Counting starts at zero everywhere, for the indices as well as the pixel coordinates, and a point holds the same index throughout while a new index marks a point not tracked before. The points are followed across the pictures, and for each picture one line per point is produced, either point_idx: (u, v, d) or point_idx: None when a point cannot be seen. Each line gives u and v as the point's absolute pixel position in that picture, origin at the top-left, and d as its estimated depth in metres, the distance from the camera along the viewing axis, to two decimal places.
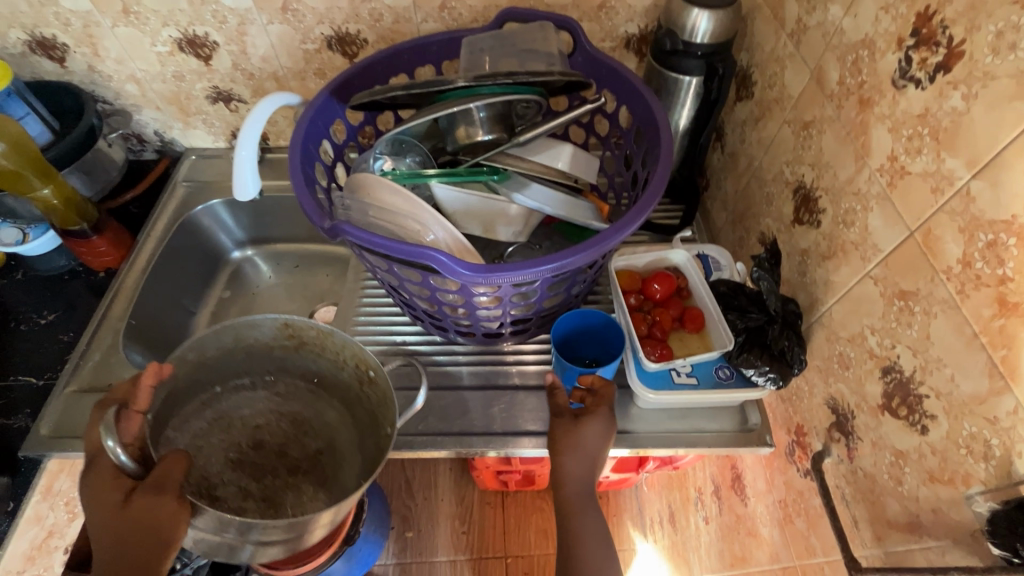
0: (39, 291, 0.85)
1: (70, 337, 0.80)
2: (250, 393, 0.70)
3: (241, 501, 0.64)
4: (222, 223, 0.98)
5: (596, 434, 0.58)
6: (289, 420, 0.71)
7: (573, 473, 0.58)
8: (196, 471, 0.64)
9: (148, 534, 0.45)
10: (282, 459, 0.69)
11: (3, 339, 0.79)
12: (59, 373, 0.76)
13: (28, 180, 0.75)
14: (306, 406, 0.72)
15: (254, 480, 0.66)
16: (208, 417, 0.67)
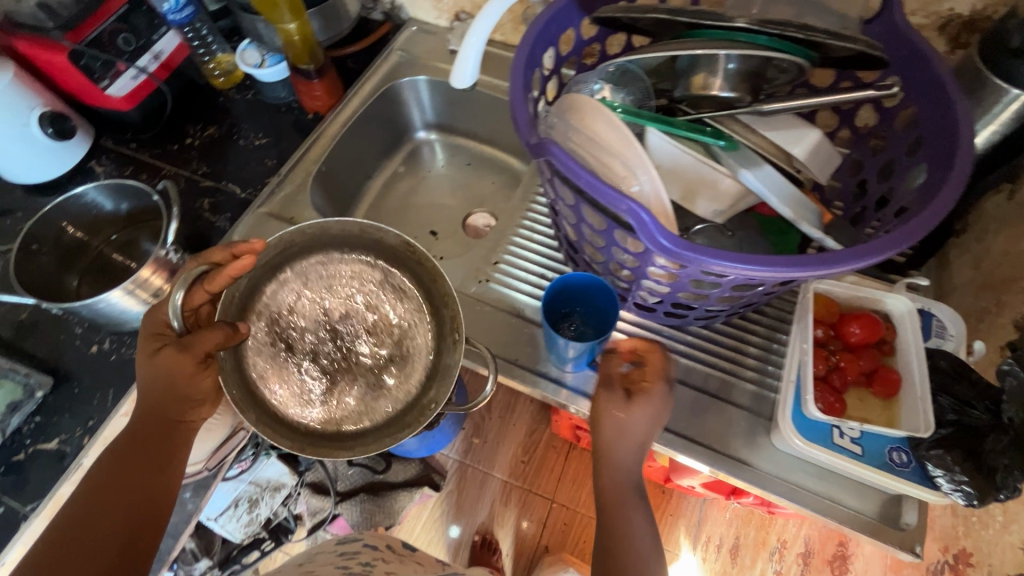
0: (259, 113, 0.94)
1: (272, 163, 0.89)
2: (367, 270, 0.72)
3: (301, 372, 0.67)
4: (419, 101, 1.00)
5: (611, 409, 0.56)
6: (388, 323, 0.72)
7: (601, 460, 0.57)
8: (284, 317, 0.69)
9: (194, 400, 0.60)
10: (357, 352, 0.70)
11: (225, 148, 0.91)
12: (257, 192, 0.85)
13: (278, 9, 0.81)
14: (409, 316, 0.72)
15: (323, 359, 0.69)
16: (286, 283, 0.69)
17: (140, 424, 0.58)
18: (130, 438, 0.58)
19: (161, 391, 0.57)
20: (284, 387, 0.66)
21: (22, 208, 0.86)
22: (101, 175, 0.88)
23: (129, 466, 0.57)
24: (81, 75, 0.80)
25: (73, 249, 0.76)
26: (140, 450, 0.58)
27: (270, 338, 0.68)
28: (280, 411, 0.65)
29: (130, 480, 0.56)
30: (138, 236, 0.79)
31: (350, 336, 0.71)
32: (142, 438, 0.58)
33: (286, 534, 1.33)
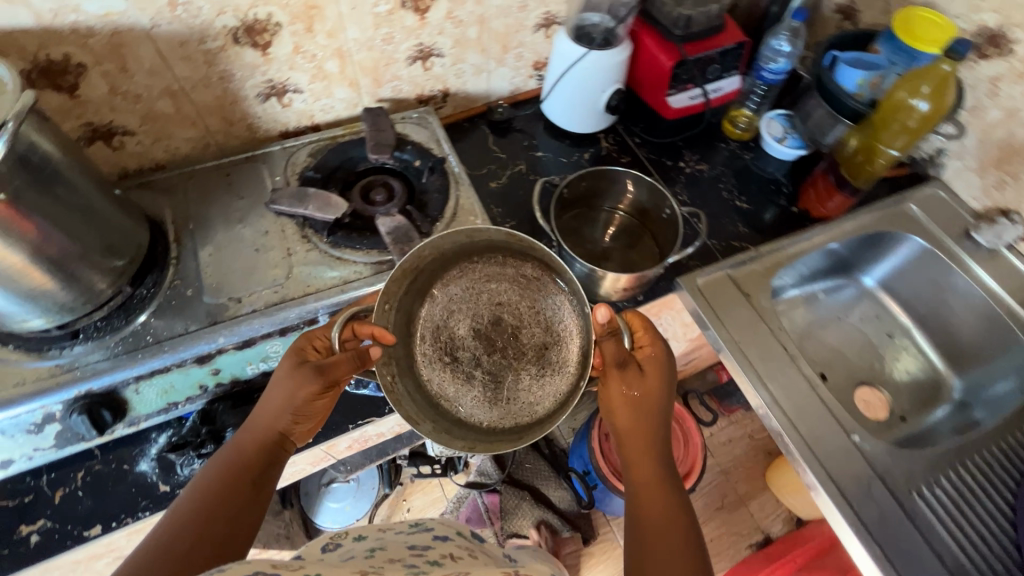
0: (748, 177, 0.96)
1: (743, 229, 0.90)
2: (497, 267, 0.68)
3: (472, 367, 0.67)
4: (895, 256, 0.93)
5: (652, 387, 0.61)
6: (529, 304, 0.68)
7: (634, 440, 0.60)
8: (444, 329, 0.68)
9: (300, 420, 0.59)
10: (517, 341, 0.68)
11: (706, 189, 0.95)
12: (720, 248, 0.87)
13: (895, 133, 0.83)
14: (540, 297, 0.68)
15: (485, 354, 0.67)
16: (439, 304, 0.68)
17: (252, 444, 0.57)
18: (234, 455, 0.55)
19: (298, 410, 0.58)
20: (464, 387, 0.66)
21: (535, 138, 1.00)
22: (601, 150, 0.99)
23: (230, 483, 0.53)
24: (667, 79, 0.89)
25: (575, 203, 0.88)
26: (245, 468, 0.54)
27: (438, 350, 0.67)
28: (462, 419, 0.65)
29: (236, 497, 0.51)
30: (614, 223, 0.89)
31: (502, 335, 0.68)
32: (243, 463, 0.55)
33: (453, 470, 1.40)
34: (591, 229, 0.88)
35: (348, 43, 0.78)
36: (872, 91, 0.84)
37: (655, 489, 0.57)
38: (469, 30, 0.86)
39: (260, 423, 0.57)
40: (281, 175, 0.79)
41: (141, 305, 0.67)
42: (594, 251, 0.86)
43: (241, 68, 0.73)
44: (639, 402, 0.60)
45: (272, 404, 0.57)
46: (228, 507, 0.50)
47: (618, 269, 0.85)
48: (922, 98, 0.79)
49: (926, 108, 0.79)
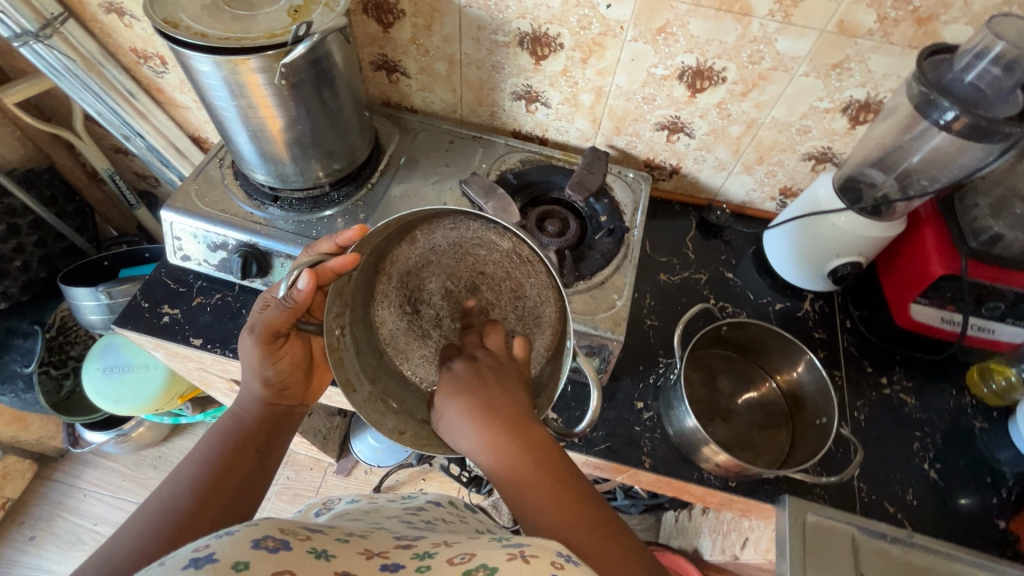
0: (963, 448, 0.75)
1: (911, 499, 0.70)
2: (490, 237, 0.67)
3: (431, 327, 0.70)
4: None
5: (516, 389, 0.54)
6: (511, 290, 0.68)
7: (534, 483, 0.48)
8: (415, 277, 0.70)
9: (279, 385, 0.62)
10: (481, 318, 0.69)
11: (895, 425, 0.76)
12: (865, 499, 0.70)
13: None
14: (523, 283, 0.67)
15: (444, 317, 0.70)
16: (419, 250, 0.70)
17: (251, 418, 0.61)
18: (236, 426, 0.60)
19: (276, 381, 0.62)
20: (416, 340, 0.70)
21: (736, 258, 0.90)
22: (798, 310, 0.85)
23: (231, 447, 0.58)
24: (922, 285, 0.73)
25: (729, 345, 0.78)
26: (249, 436, 0.59)
27: (403, 296, 0.70)
28: (406, 373, 0.69)
29: (238, 466, 0.56)
30: (758, 390, 0.77)
31: (472, 302, 0.69)
32: (245, 432, 0.59)
33: (474, 487, 1.40)
34: (727, 380, 0.77)
35: (610, 87, 0.79)
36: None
37: (544, 482, 0.48)
38: (732, 127, 0.81)
39: (247, 399, 0.62)
40: (489, 165, 0.85)
41: (329, 205, 0.79)
42: (717, 405, 0.75)
43: (512, 67, 0.80)
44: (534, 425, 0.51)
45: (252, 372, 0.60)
46: (229, 476, 0.55)
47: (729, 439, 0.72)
48: None
49: None
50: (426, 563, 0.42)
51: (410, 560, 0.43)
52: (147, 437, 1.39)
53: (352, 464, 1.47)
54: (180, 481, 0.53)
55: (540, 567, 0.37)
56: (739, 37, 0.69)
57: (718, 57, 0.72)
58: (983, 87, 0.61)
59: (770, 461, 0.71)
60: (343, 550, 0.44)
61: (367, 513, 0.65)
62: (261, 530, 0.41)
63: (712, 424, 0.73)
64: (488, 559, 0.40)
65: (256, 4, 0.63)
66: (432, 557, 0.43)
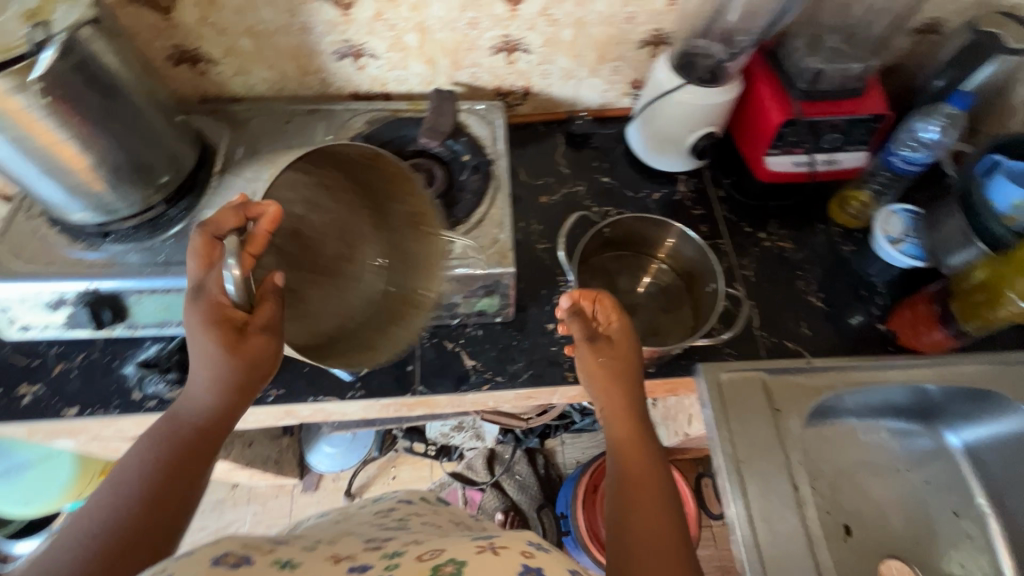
0: (839, 274, 0.82)
1: (804, 332, 0.77)
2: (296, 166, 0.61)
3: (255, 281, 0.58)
4: (994, 419, 0.75)
5: (626, 352, 0.60)
6: (346, 233, 0.68)
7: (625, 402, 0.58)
8: None
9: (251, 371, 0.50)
10: (324, 261, 0.66)
11: (779, 272, 0.82)
12: (768, 344, 0.75)
13: None
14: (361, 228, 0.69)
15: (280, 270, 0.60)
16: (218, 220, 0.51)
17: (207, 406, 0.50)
18: (175, 423, 0.50)
19: (225, 379, 0.50)
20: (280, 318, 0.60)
21: (608, 161, 0.92)
22: (676, 193, 0.88)
23: (182, 453, 0.48)
24: (769, 137, 0.77)
25: (618, 245, 0.80)
26: (191, 434, 0.49)
27: None
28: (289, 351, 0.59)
29: (180, 477, 0.46)
30: (654, 280, 0.80)
31: (302, 249, 0.63)
32: (189, 429, 0.49)
33: (446, 456, 1.42)
34: (625, 277, 0.80)
35: (432, 20, 0.75)
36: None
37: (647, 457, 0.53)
38: (563, 32, 0.80)
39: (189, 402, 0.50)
40: (334, 135, 0.80)
41: (171, 224, 0.71)
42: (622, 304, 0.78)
43: (322, 24, 0.74)
44: (636, 392, 0.59)
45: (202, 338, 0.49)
46: (173, 488, 0.45)
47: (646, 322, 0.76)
48: None
49: None
50: (395, 560, 0.42)
51: (378, 560, 0.43)
52: None
53: (317, 476, 1.44)
54: (123, 486, 0.44)
55: (509, 557, 0.40)
56: None
57: None
58: None
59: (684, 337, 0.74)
60: (309, 556, 0.43)
61: (337, 522, 0.64)
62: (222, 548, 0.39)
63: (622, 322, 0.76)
64: (458, 552, 0.41)
65: None
66: (400, 555, 0.43)
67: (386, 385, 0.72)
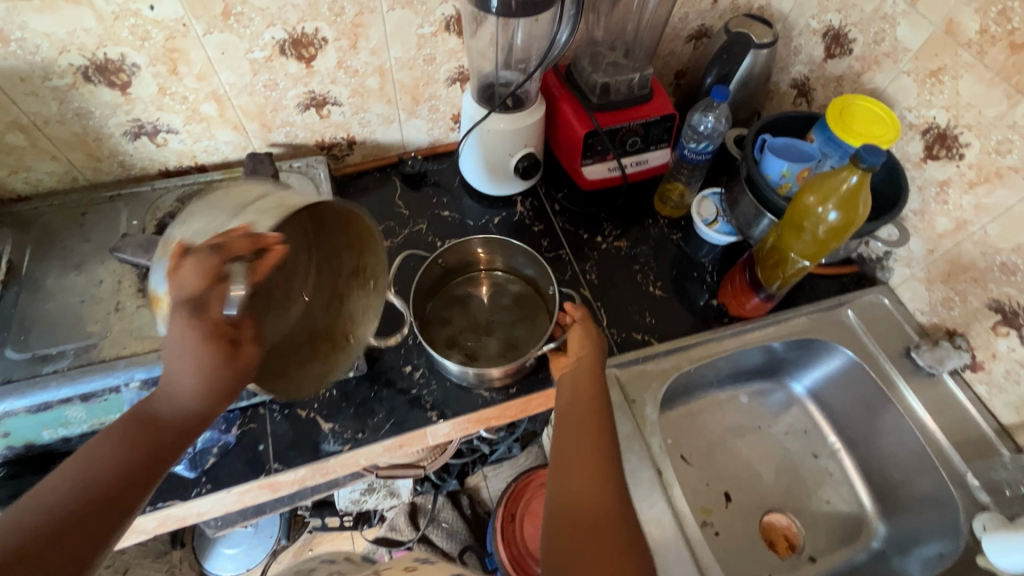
0: (670, 262, 0.88)
1: (649, 322, 0.81)
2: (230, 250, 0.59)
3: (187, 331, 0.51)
4: (824, 364, 0.84)
5: (584, 336, 0.66)
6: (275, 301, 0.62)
7: (579, 384, 0.62)
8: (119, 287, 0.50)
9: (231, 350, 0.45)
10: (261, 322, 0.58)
11: (620, 270, 0.87)
12: (618, 340, 0.79)
13: (803, 245, 0.70)
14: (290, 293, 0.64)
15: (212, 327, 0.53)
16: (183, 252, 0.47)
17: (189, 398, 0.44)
18: (149, 424, 0.43)
19: (212, 387, 0.44)
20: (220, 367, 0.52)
21: (447, 195, 0.93)
22: (515, 215, 0.92)
23: (151, 419, 0.43)
24: (579, 149, 0.82)
25: (463, 274, 0.82)
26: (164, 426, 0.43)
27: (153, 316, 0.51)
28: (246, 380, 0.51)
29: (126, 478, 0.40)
30: (508, 294, 0.82)
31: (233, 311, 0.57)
32: (162, 407, 0.44)
33: (365, 523, 1.35)
34: (482, 296, 0.81)
35: (224, 86, 0.74)
36: (799, 180, 0.75)
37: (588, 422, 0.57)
38: (368, 80, 0.81)
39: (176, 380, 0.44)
40: (140, 219, 0.75)
41: None
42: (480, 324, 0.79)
43: (101, 107, 0.70)
44: (594, 372, 0.63)
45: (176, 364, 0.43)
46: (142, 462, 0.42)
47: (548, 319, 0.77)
48: (825, 205, 0.66)
49: (833, 217, 0.66)
50: None
51: None
52: None
53: None
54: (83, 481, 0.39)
55: None
56: None
57: (302, 20, 0.70)
58: None
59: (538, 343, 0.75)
60: None
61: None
62: None
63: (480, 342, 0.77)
64: None
65: None
66: None
67: (235, 473, 0.66)
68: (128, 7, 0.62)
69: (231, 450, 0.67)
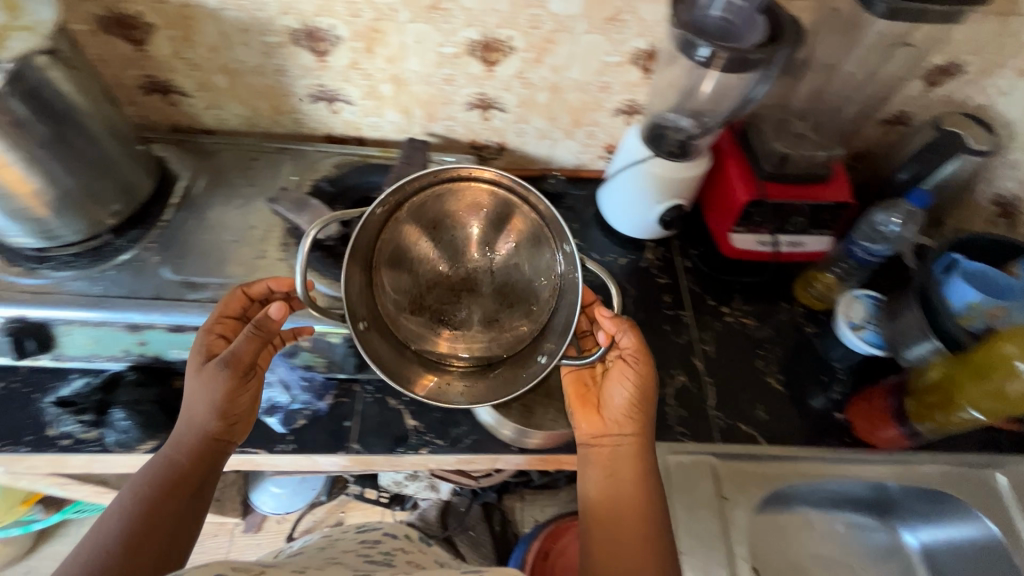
0: (798, 356, 0.81)
1: (761, 416, 0.75)
2: None
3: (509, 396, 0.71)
4: (950, 524, 0.73)
5: (632, 381, 0.61)
6: None
7: (618, 462, 0.60)
8: None
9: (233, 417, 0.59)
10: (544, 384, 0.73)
11: (739, 347, 0.81)
12: (722, 424, 0.73)
13: (979, 393, 0.63)
14: None
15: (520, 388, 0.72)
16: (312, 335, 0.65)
17: (187, 457, 0.57)
18: (181, 459, 0.56)
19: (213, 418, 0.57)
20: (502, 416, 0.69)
21: (578, 222, 0.91)
22: (643, 260, 0.88)
23: (176, 479, 0.55)
24: (734, 214, 0.77)
25: None
26: (182, 480, 0.55)
27: None
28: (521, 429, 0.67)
29: (173, 505, 0.53)
30: (472, 238, 0.63)
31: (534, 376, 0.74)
32: (190, 456, 0.57)
33: (398, 505, 1.37)
34: (427, 237, 0.62)
35: (407, 72, 0.76)
36: (985, 317, 0.66)
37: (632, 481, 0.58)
38: (538, 95, 0.80)
39: (191, 429, 0.57)
40: (299, 176, 0.79)
41: (118, 254, 0.69)
42: (415, 297, 0.62)
43: (297, 68, 0.74)
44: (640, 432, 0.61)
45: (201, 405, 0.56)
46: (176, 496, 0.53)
47: (542, 300, 0.62)
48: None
49: None
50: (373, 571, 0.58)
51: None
52: (3, 555, 1.19)
53: (260, 517, 1.36)
54: (148, 500, 0.52)
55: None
56: (512, 4, 0.68)
57: (499, 26, 0.70)
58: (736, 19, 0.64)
59: (556, 330, 0.61)
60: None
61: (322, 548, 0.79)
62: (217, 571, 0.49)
63: (458, 299, 0.64)
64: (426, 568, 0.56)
65: None
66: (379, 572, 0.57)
67: (318, 442, 0.68)
68: None
69: (321, 417, 0.69)
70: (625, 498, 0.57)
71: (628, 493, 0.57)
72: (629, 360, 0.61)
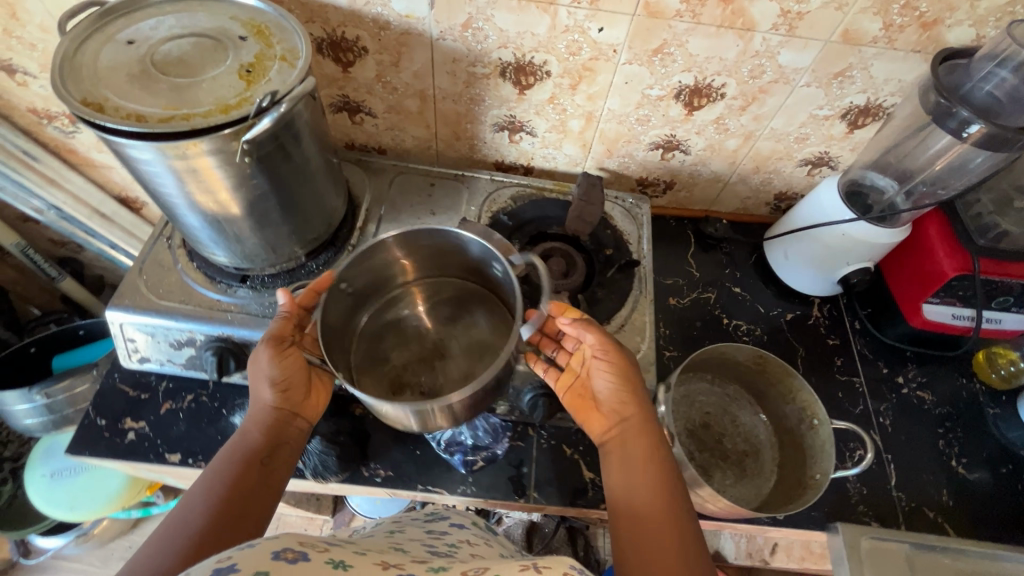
0: (980, 437, 0.76)
1: (946, 502, 0.71)
2: (706, 384, 0.75)
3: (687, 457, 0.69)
4: None
5: (611, 367, 0.57)
6: (733, 420, 0.73)
7: (630, 454, 0.54)
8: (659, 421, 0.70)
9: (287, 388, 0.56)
10: (722, 446, 0.71)
11: (918, 423, 0.77)
12: (907, 507, 0.70)
13: None
14: (747, 415, 0.73)
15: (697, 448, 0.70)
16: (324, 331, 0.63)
17: (259, 430, 0.55)
18: (248, 438, 0.54)
19: (273, 391, 0.55)
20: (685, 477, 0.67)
21: (739, 269, 0.88)
22: (810, 317, 0.84)
23: (249, 454, 0.53)
24: (934, 286, 0.72)
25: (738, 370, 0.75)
26: (253, 453, 0.53)
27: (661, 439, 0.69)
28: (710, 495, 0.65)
29: (248, 483, 0.51)
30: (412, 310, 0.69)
31: (710, 436, 0.71)
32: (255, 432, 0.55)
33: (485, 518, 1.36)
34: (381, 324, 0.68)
35: (603, 110, 0.73)
36: None
37: (646, 471, 0.52)
38: (729, 140, 0.77)
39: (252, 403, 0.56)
40: (477, 207, 0.78)
41: (309, 277, 0.69)
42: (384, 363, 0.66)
43: (494, 98, 0.73)
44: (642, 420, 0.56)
45: (258, 380, 0.55)
46: (247, 475, 0.51)
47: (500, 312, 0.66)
48: None
49: None
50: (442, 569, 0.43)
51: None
52: (113, 529, 1.22)
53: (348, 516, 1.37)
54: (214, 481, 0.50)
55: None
56: (741, 53, 0.64)
57: (717, 73, 0.67)
58: (997, 93, 0.59)
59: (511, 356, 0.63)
60: (360, 560, 0.41)
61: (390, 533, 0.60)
62: (280, 542, 0.39)
63: (437, 371, 0.65)
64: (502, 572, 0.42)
65: (198, 66, 0.51)
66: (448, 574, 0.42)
67: (498, 487, 0.67)
68: (580, 24, 0.62)
69: (499, 461, 0.68)
70: (640, 488, 0.51)
71: (643, 485, 0.52)
72: (596, 355, 0.56)
